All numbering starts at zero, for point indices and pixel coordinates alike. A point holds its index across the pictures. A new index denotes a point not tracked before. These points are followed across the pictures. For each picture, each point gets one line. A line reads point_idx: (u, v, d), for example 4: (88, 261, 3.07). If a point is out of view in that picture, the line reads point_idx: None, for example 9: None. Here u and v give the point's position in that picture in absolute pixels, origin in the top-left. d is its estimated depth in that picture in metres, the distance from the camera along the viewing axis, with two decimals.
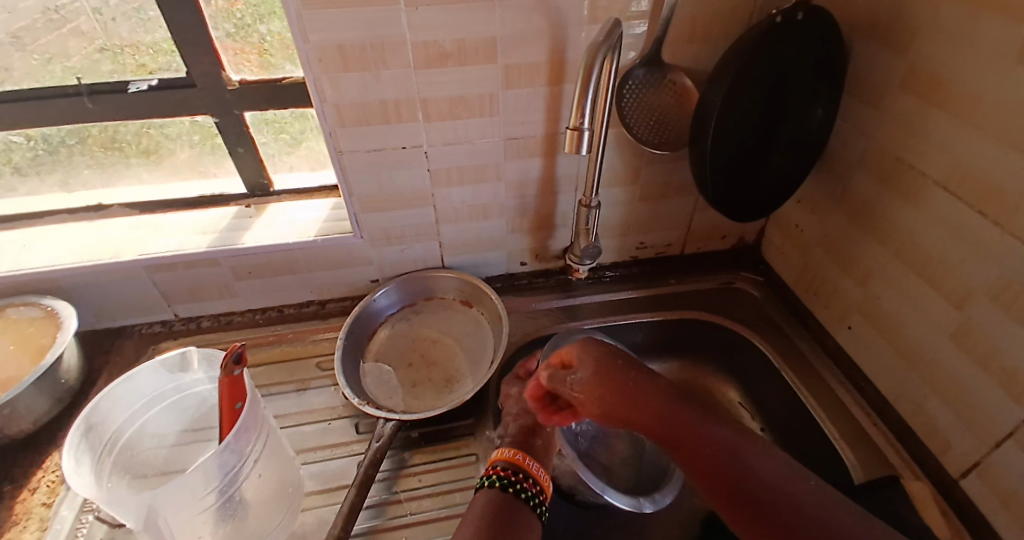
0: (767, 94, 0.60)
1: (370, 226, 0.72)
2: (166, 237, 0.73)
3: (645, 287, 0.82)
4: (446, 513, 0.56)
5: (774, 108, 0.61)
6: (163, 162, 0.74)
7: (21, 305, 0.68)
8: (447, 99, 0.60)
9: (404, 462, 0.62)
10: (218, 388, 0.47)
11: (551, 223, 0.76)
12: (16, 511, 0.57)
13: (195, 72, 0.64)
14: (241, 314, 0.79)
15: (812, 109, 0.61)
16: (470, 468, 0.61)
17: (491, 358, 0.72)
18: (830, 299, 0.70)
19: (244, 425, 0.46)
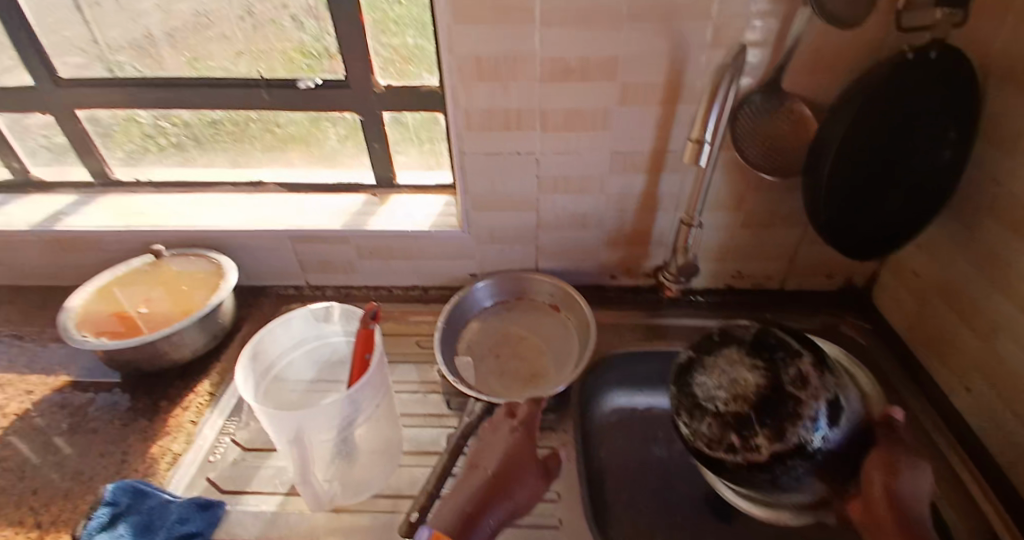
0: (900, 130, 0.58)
1: (477, 222, 0.79)
2: (309, 214, 0.84)
3: (735, 316, 0.81)
4: None
5: (908, 145, 0.59)
6: (313, 149, 0.87)
7: (192, 258, 0.82)
8: (565, 111, 0.66)
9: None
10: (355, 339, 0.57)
11: (647, 239, 0.79)
12: (170, 423, 0.65)
13: (352, 76, 0.75)
14: (357, 289, 0.89)
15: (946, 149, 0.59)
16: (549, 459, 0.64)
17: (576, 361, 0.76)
18: (947, 353, 0.65)
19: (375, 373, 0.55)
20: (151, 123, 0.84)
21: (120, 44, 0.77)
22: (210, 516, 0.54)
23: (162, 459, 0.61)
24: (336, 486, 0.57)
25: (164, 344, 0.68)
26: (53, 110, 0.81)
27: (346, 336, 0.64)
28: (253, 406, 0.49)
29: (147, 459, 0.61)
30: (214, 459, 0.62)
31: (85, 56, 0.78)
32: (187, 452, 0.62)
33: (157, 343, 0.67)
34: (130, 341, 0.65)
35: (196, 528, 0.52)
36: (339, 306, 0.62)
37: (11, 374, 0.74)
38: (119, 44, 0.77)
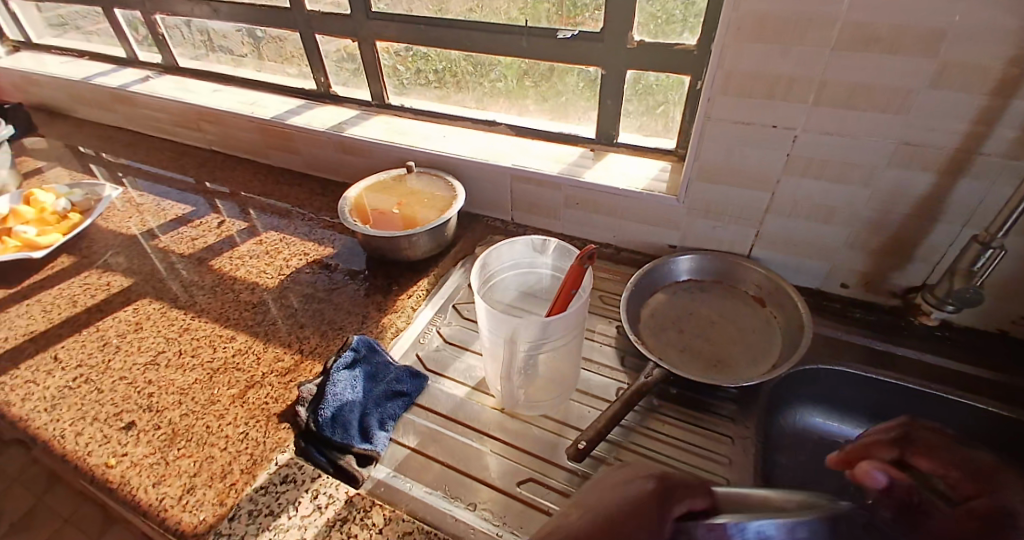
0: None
1: (697, 194, 0.75)
2: (531, 157, 0.90)
3: (1006, 372, 0.65)
4: (682, 466, 0.59)
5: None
6: (550, 99, 0.91)
7: (430, 178, 0.93)
8: (853, 86, 0.57)
9: (655, 408, 0.65)
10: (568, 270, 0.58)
11: (903, 252, 0.67)
12: (397, 304, 0.77)
13: (610, 29, 0.77)
14: (554, 235, 0.94)
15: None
16: (721, 445, 0.61)
17: (774, 361, 0.69)
18: None
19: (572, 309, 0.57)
20: (391, 65, 1.01)
21: None
22: (418, 384, 0.64)
23: (388, 330, 0.73)
24: (514, 398, 0.62)
25: (403, 241, 0.81)
26: (358, 38, 0.99)
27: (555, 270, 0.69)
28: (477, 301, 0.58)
29: (378, 326, 0.73)
30: (423, 341, 0.73)
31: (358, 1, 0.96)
32: (405, 331, 0.74)
33: (399, 239, 0.80)
34: (381, 233, 0.79)
35: (407, 389, 0.63)
36: (558, 241, 0.67)
37: (293, 239, 0.95)
38: None
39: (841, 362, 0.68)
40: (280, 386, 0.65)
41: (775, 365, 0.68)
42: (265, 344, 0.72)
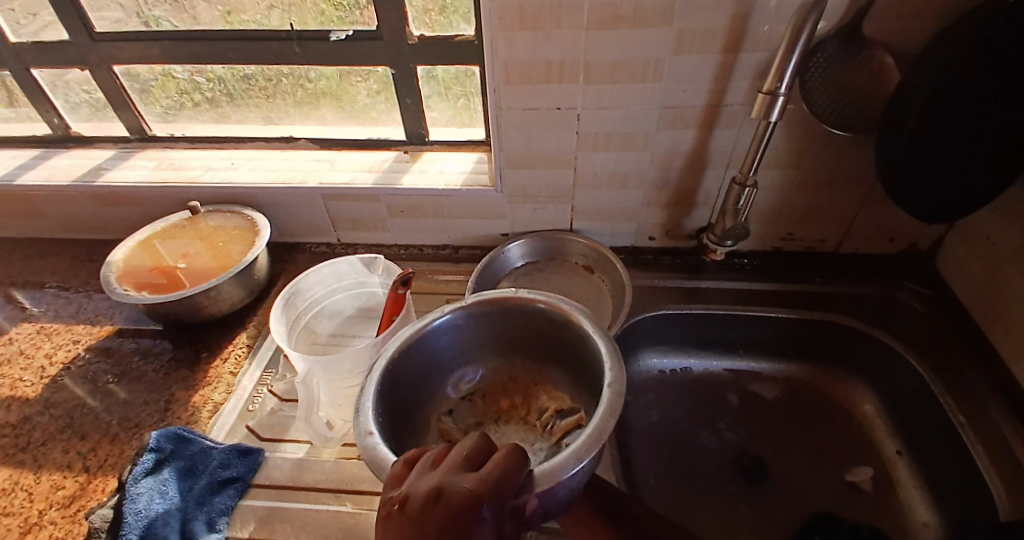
0: (993, 104, 0.50)
1: (511, 181, 0.76)
2: (339, 170, 0.83)
3: (783, 281, 0.77)
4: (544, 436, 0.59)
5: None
6: (345, 105, 0.84)
7: (227, 213, 0.83)
8: (612, 62, 0.61)
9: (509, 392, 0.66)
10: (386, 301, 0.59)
11: (690, 200, 0.76)
12: (211, 374, 0.68)
13: (385, 25, 0.72)
14: (388, 248, 0.88)
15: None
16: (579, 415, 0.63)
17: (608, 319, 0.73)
18: (1012, 325, 0.60)
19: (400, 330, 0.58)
20: (188, 80, 0.83)
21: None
22: (252, 461, 0.57)
23: (204, 407, 0.64)
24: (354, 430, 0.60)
25: (203, 298, 0.70)
26: (90, 66, 0.81)
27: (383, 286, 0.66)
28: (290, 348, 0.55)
29: (189, 408, 0.64)
30: (253, 408, 0.64)
31: (122, 11, 0.77)
32: (227, 402, 0.64)
33: (197, 297, 0.69)
34: (168, 296, 0.67)
35: (237, 472, 0.55)
36: (383, 257, 0.65)
37: (63, 324, 0.77)
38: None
39: (664, 306, 0.76)
40: (65, 521, 0.54)
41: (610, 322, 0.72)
42: (36, 474, 0.58)
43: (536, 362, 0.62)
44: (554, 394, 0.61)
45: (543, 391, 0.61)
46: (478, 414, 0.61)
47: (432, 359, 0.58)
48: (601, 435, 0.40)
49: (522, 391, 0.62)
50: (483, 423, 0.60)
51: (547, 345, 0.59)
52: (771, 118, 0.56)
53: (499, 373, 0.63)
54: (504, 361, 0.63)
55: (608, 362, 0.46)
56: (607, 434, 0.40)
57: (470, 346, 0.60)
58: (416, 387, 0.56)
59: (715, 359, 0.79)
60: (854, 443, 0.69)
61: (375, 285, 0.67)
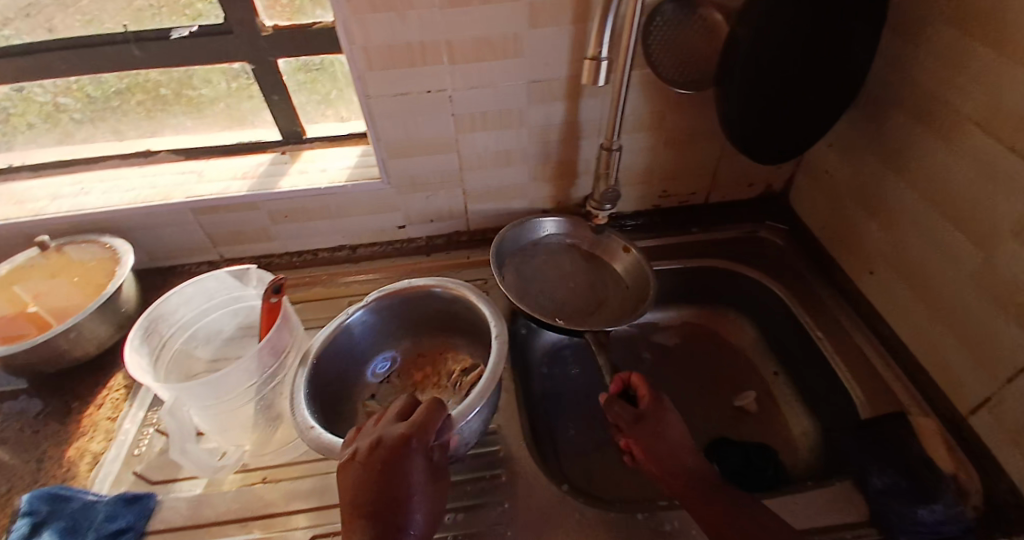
0: (803, 53, 0.56)
1: (397, 171, 0.74)
2: (209, 180, 0.77)
3: (667, 236, 0.83)
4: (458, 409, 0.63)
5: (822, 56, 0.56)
6: (204, 109, 0.78)
7: (80, 244, 0.73)
8: (473, 40, 0.61)
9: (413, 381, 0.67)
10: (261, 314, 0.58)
11: (573, 170, 0.79)
12: (85, 423, 0.61)
13: (231, 18, 0.66)
14: (279, 257, 0.83)
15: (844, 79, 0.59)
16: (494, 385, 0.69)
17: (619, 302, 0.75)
18: (852, 245, 0.69)
19: (275, 340, 0.56)
20: (50, 101, 0.74)
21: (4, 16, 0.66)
22: (144, 506, 0.53)
23: (82, 460, 0.58)
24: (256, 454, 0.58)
25: (63, 341, 0.62)
26: None
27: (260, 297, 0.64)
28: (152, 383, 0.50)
29: (64, 464, 0.57)
30: (139, 452, 0.59)
31: None
32: (108, 451, 0.59)
33: (55, 340, 0.61)
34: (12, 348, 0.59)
35: (126, 523, 0.51)
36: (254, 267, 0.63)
37: None
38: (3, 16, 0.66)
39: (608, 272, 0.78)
40: None
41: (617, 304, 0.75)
42: None
43: (436, 335, 0.71)
44: (458, 359, 0.69)
45: (446, 360, 0.69)
46: (398, 388, 0.67)
47: (353, 350, 0.65)
48: (497, 372, 0.53)
49: (430, 362, 0.70)
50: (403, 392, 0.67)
51: (447, 322, 0.69)
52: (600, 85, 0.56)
53: (408, 353, 0.70)
54: (412, 339, 0.71)
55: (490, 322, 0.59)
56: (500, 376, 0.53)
57: (381, 338, 0.68)
58: (340, 378, 0.63)
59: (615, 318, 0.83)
60: (741, 372, 0.77)
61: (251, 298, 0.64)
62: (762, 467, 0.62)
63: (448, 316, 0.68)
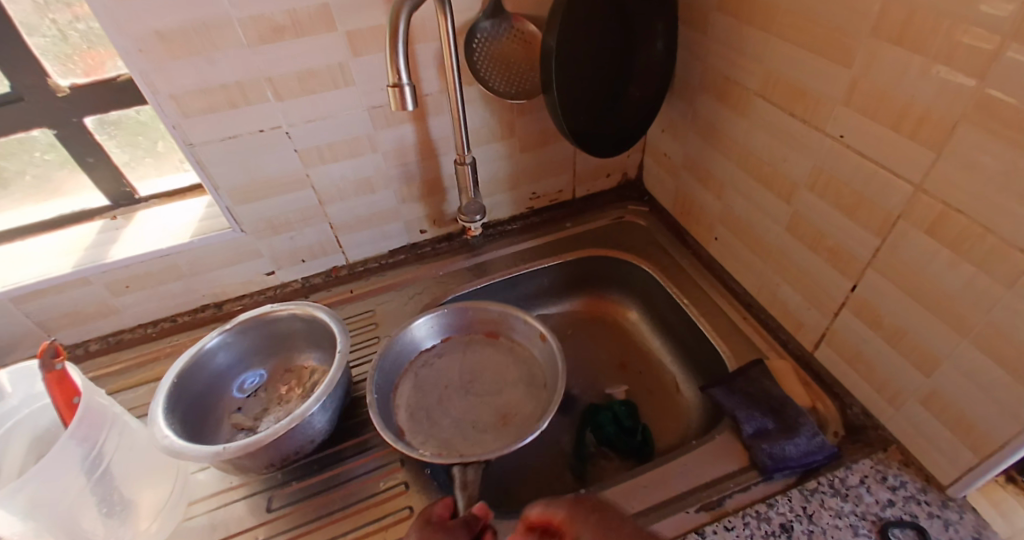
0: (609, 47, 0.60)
1: (250, 217, 0.70)
2: (27, 263, 0.67)
3: (542, 234, 0.85)
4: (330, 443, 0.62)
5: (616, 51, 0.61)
6: (4, 185, 0.68)
7: None
8: (295, 73, 0.59)
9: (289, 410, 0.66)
10: (48, 387, 0.49)
11: (439, 186, 0.79)
12: None
13: (12, 82, 0.59)
14: (132, 330, 0.75)
15: (656, 68, 0.64)
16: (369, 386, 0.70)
17: (545, 380, 0.68)
18: (697, 215, 0.75)
19: (92, 412, 0.49)
20: None
21: None
22: None
23: None
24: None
25: None
26: None
27: (34, 401, 0.55)
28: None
29: None
30: None
31: None
32: None
33: None
34: None
35: None
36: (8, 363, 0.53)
37: None
38: None
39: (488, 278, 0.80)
40: None
41: (548, 384, 0.67)
42: None
43: (301, 351, 0.70)
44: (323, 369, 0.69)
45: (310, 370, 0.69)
46: (266, 402, 0.67)
47: (218, 372, 0.65)
48: (340, 370, 0.59)
49: (296, 375, 0.69)
50: (271, 405, 0.66)
51: (308, 339, 0.69)
52: (411, 109, 0.53)
53: (274, 369, 0.69)
54: (279, 357, 0.70)
55: (339, 346, 0.61)
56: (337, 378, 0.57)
57: (247, 355, 0.68)
58: (203, 402, 0.63)
59: None
60: (629, 352, 0.80)
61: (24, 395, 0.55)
62: (633, 432, 0.68)
63: (307, 330, 0.68)
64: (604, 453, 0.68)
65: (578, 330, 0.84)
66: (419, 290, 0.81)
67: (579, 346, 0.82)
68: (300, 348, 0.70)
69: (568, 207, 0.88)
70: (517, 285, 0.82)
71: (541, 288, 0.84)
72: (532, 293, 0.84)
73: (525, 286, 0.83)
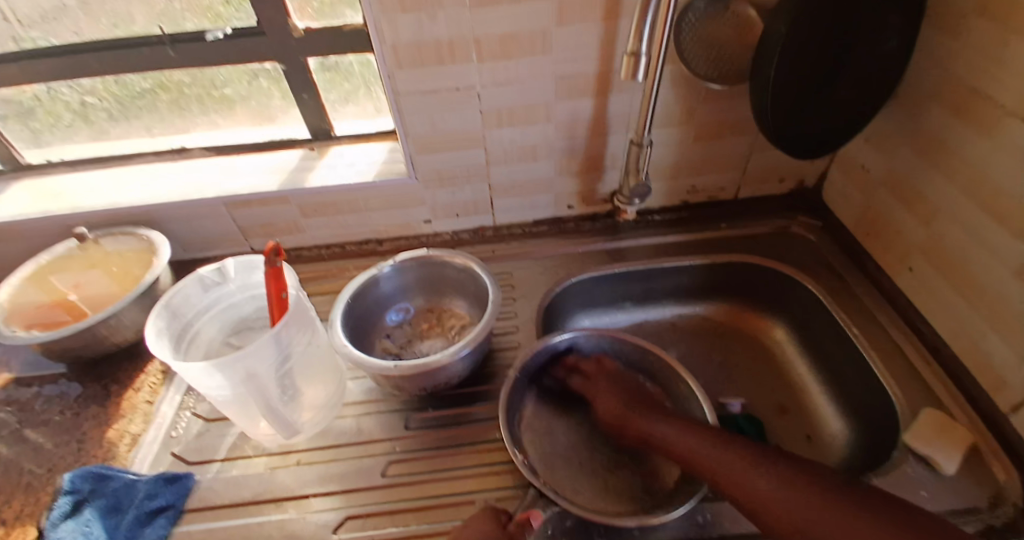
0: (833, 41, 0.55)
1: (424, 166, 0.75)
2: (241, 175, 0.79)
3: (692, 231, 0.82)
4: (467, 386, 0.66)
5: (837, 57, 0.57)
6: (234, 107, 0.80)
7: (117, 236, 0.76)
8: (501, 36, 0.62)
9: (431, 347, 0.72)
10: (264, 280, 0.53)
11: (599, 164, 0.78)
12: (125, 406, 0.65)
13: (263, 20, 0.67)
14: (308, 249, 0.85)
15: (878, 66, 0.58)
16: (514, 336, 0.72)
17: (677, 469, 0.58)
18: (890, 242, 0.68)
19: (293, 313, 0.55)
20: (76, 98, 0.75)
21: (31, 19, 0.68)
22: (180, 488, 0.57)
23: (121, 441, 0.62)
24: (281, 428, 0.59)
25: (103, 328, 0.65)
26: None
27: (246, 289, 0.63)
28: (180, 364, 0.48)
29: (104, 445, 0.62)
30: (177, 434, 0.63)
31: None
32: (146, 432, 0.63)
33: (97, 327, 0.65)
34: (75, 326, 0.63)
35: (167, 501, 0.55)
36: (234, 257, 0.61)
37: None
38: (31, 19, 0.68)
39: (631, 265, 0.79)
40: None
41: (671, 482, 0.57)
42: None
43: (447, 296, 0.76)
44: (463, 317, 0.74)
45: (451, 315, 0.75)
46: (411, 335, 0.74)
47: (380, 299, 0.72)
48: (492, 323, 0.61)
49: (437, 316, 0.75)
50: (414, 338, 0.73)
51: (457, 288, 0.74)
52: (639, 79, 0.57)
53: (420, 307, 0.76)
54: (426, 297, 0.77)
55: (491, 306, 0.63)
56: (487, 329, 0.60)
57: (403, 289, 0.75)
58: (365, 322, 0.71)
59: (632, 312, 0.84)
60: (764, 370, 0.76)
61: (237, 287, 0.63)
62: None
63: (459, 278, 0.73)
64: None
65: (711, 334, 0.81)
66: (555, 264, 0.82)
67: (708, 349, 0.79)
68: (448, 293, 0.76)
69: (728, 206, 0.84)
70: (655, 278, 0.80)
71: (680, 285, 0.81)
72: (670, 289, 0.82)
73: (665, 279, 0.81)
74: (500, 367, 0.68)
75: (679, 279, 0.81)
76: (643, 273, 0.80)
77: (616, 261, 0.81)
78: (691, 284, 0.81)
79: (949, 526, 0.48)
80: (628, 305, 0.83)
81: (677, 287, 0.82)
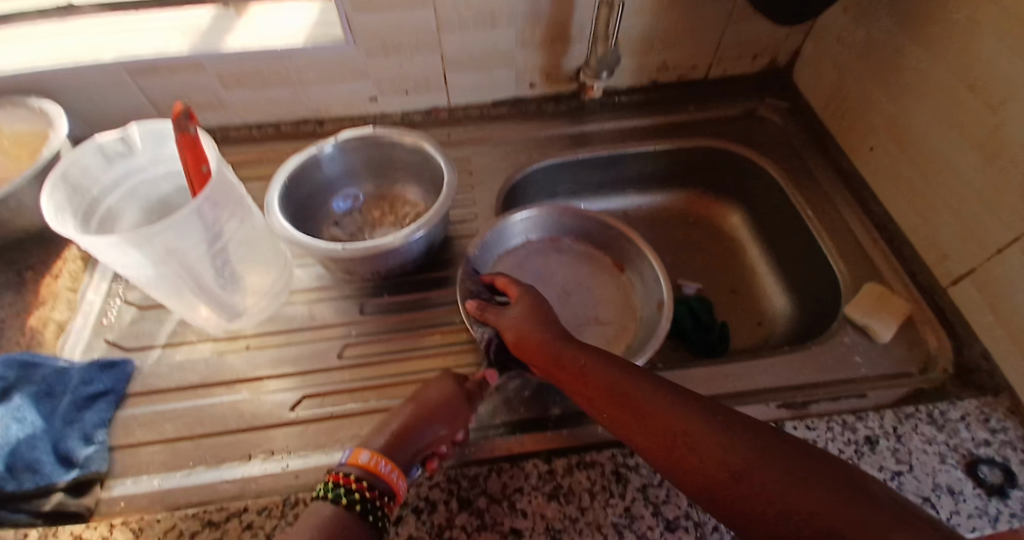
0: None
1: (363, 28, 0.65)
2: (145, 36, 0.66)
3: (658, 115, 0.78)
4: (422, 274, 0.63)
5: None
6: None
7: (6, 107, 0.64)
8: None
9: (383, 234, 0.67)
10: (178, 150, 0.47)
11: (565, 34, 0.70)
12: (43, 293, 0.59)
13: None
14: (238, 129, 0.76)
15: None
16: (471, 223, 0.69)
17: (631, 341, 0.59)
18: (856, 121, 0.66)
19: (218, 187, 0.49)
20: None
21: None
22: (120, 373, 0.53)
23: (46, 327, 0.57)
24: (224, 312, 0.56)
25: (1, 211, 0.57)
26: None
27: (160, 162, 0.56)
28: (86, 240, 0.43)
29: (26, 331, 0.57)
30: (108, 322, 0.59)
31: None
32: (75, 319, 0.59)
33: None
34: None
35: (105, 386, 0.52)
36: (138, 123, 0.52)
37: None
38: None
39: (595, 149, 0.75)
40: None
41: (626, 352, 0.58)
42: None
43: (399, 182, 0.70)
44: (416, 204, 0.69)
45: (404, 203, 0.70)
46: (361, 223, 0.69)
47: (323, 183, 0.66)
48: (448, 204, 0.57)
49: (389, 204, 0.70)
50: (365, 227, 0.68)
51: (409, 171, 0.69)
52: None
53: (370, 193, 0.70)
54: (376, 182, 0.71)
55: (445, 188, 0.58)
56: (442, 211, 0.56)
57: (348, 173, 0.68)
58: (308, 208, 0.65)
59: (594, 199, 0.81)
60: (722, 256, 0.77)
61: (148, 159, 0.55)
62: (709, 327, 0.65)
63: (410, 160, 0.67)
64: (677, 344, 0.67)
65: (671, 221, 0.81)
66: (515, 149, 0.77)
67: (667, 236, 0.79)
68: (399, 178, 0.70)
69: (698, 85, 0.79)
70: (617, 163, 0.77)
71: (643, 171, 0.78)
72: (633, 176, 0.79)
73: (629, 165, 0.77)
74: (458, 254, 0.65)
75: (641, 165, 0.77)
76: (607, 157, 0.76)
77: (578, 145, 0.76)
78: (655, 170, 0.78)
79: (874, 383, 0.52)
80: (590, 192, 0.81)
81: (641, 174, 0.79)
